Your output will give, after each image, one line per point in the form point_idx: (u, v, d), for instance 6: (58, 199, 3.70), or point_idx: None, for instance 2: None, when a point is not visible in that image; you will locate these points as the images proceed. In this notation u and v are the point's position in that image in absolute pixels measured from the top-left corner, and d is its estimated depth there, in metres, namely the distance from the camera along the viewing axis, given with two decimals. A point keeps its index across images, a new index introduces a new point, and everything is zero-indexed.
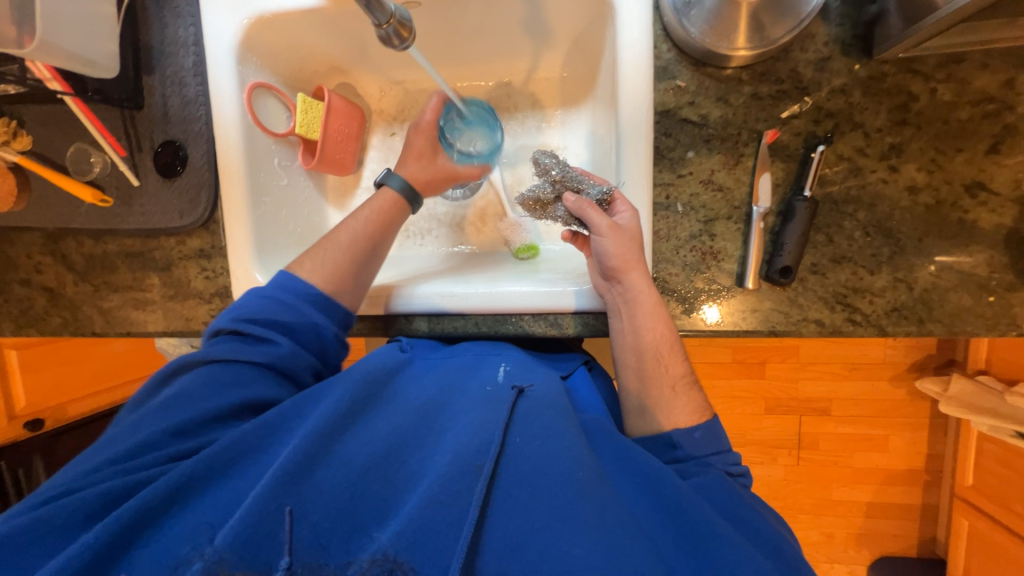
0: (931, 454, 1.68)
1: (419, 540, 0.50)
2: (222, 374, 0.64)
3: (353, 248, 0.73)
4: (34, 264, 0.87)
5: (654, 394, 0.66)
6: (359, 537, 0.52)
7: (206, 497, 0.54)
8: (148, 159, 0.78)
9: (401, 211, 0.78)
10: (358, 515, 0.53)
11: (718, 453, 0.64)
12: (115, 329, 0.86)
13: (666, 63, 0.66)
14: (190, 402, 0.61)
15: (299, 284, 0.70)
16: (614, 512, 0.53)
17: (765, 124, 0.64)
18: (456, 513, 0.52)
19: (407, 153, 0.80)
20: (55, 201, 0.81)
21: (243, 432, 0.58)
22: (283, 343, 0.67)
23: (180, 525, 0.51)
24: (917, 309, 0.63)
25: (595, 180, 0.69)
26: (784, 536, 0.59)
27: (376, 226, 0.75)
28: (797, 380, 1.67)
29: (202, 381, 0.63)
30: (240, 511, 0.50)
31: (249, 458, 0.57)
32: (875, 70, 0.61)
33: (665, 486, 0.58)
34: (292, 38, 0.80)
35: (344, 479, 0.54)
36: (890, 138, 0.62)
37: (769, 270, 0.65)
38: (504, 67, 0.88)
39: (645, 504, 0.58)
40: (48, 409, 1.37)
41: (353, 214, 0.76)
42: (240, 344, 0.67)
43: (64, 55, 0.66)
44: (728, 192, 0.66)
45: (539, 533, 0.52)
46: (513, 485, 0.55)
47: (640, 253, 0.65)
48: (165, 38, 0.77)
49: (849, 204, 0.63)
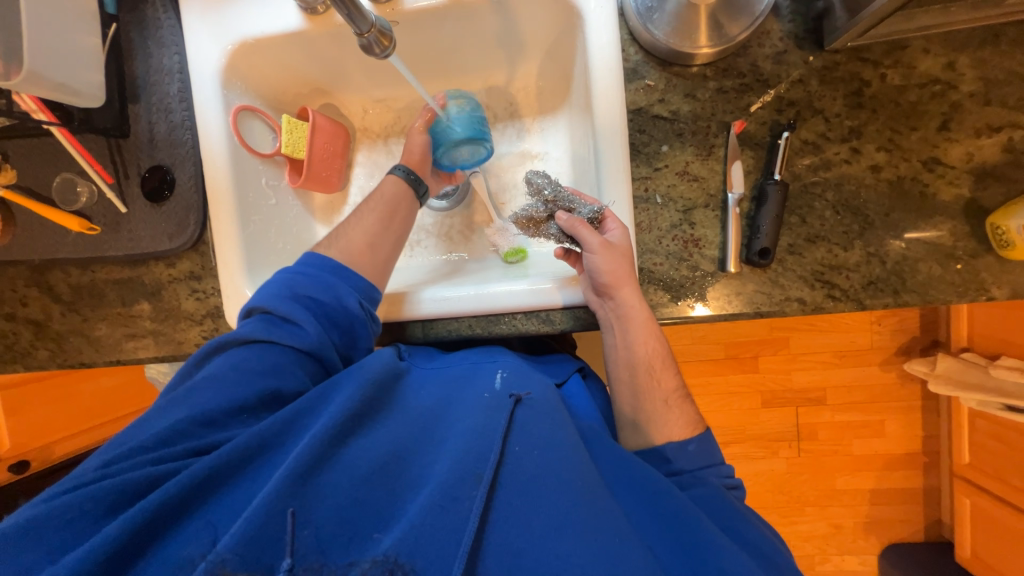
0: (927, 436, 1.71)
1: (419, 544, 0.51)
2: (253, 357, 0.64)
3: (366, 226, 0.76)
4: (20, 297, 0.86)
5: (649, 408, 0.68)
6: (360, 541, 0.52)
7: (216, 501, 0.53)
8: (135, 185, 0.79)
9: (409, 198, 0.81)
10: (359, 521, 0.54)
11: (713, 465, 0.66)
12: (105, 357, 0.85)
13: (635, 64, 0.70)
14: (217, 388, 0.61)
15: (325, 262, 0.72)
16: (611, 517, 0.55)
17: (732, 116, 0.68)
18: (455, 520, 0.53)
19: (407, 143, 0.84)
20: (41, 232, 0.81)
21: (262, 429, 0.58)
22: (308, 325, 0.67)
23: (189, 528, 0.51)
24: (891, 281, 0.66)
25: (586, 199, 0.72)
26: (776, 545, 0.61)
27: (383, 209, 0.78)
28: (790, 371, 1.69)
29: (230, 365, 0.63)
30: (244, 514, 0.49)
31: (258, 462, 0.57)
32: (828, 60, 0.65)
33: (662, 496, 0.60)
34: (275, 62, 0.83)
35: (348, 485, 0.55)
36: (849, 122, 0.65)
37: (749, 253, 0.67)
38: (482, 80, 0.92)
39: (646, 514, 0.59)
40: (34, 450, 1.27)
41: (367, 199, 0.80)
42: (271, 322, 0.67)
43: (54, 85, 0.67)
44: (703, 181, 0.69)
45: (536, 539, 0.53)
46: (512, 490, 0.56)
47: (631, 269, 0.67)
48: (150, 68, 0.79)
49: (818, 187, 0.67)
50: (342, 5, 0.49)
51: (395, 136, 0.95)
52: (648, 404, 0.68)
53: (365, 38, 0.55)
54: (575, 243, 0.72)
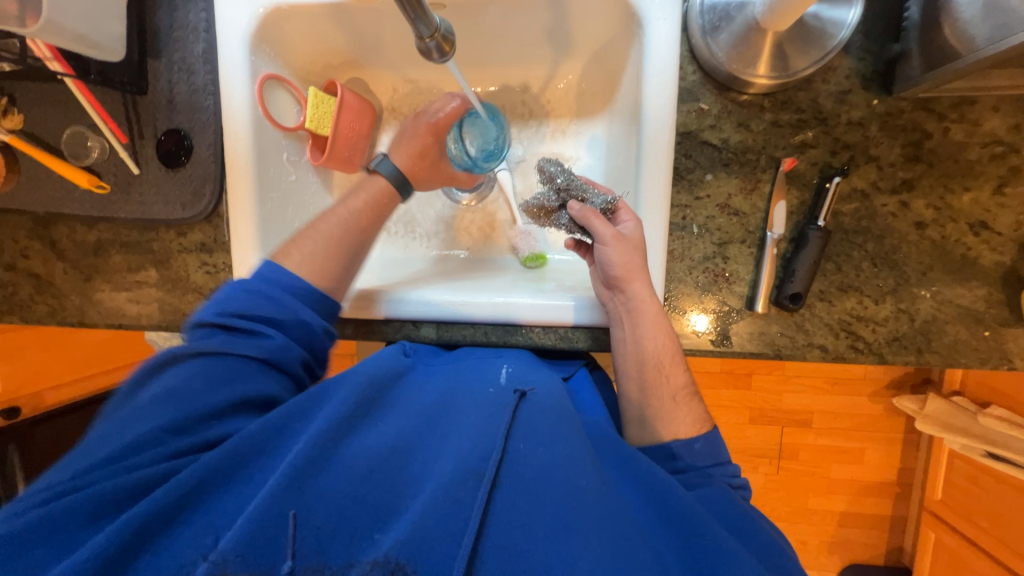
0: (902, 468, 1.75)
1: (421, 546, 0.49)
2: (217, 369, 0.62)
3: (344, 240, 0.72)
4: (21, 248, 0.83)
5: (656, 405, 0.67)
6: (361, 541, 0.51)
7: (211, 506, 0.53)
8: (150, 147, 0.75)
9: (390, 198, 0.77)
10: (357, 519, 0.52)
11: (718, 465, 0.65)
12: (106, 319, 0.83)
13: (691, 84, 0.67)
14: (174, 400, 0.59)
15: (288, 277, 0.68)
16: (616, 521, 0.53)
17: (783, 152, 0.65)
18: (456, 522, 0.51)
19: (403, 146, 0.78)
20: (48, 183, 0.78)
21: (249, 431, 0.56)
22: (271, 336, 0.65)
23: (189, 529, 0.51)
24: (916, 339, 0.66)
25: (597, 189, 0.71)
26: (783, 545, 0.60)
27: (366, 213, 0.74)
28: (781, 392, 1.72)
29: (191, 376, 0.61)
30: (242, 517, 0.49)
31: (254, 461, 0.56)
32: (892, 106, 0.62)
33: (662, 491, 0.58)
34: (308, 30, 0.78)
35: (348, 483, 0.53)
36: (902, 173, 0.63)
37: (779, 295, 0.66)
38: (521, 73, 0.87)
39: (647, 515, 0.58)
40: (25, 396, 1.26)
41: (345, 200, 0.75)
42: (230, 338, 0.64)
43: (71, 36, 0.62)
44: (744, 216, 0.66)
45: (539, 544, 0.51)
46: (516, 493, 0.54)
47: (644, 263, 0.65)
48: (174, 21, 0.73)
49: (857, 236, 0.65)
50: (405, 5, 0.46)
51: None
52: (651, 409, 0.67)
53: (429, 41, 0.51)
54: (586, 234, 0.71)
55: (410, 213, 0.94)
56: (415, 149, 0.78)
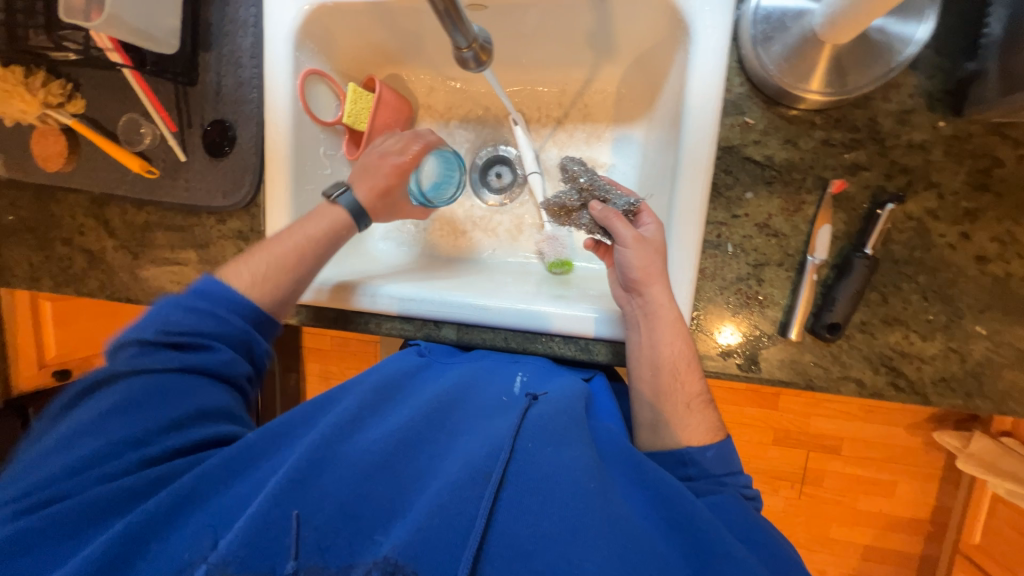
0: (937, 506, 1.65)
1: (424, 547, 0.49)
2: (152, 385, 0.61)
3: (287, 272, 0.70)
4: (78, 225, 0.89)
5: (669, 410, 0.65)
6: (365, 540, 0.51)
7: (211, 504, 0.55)
8: (197, 136, 0.78)
9: (348, 228, 0.75)
10: (362, 517, 0.53)
11: (731, 474, 0.62)
12: (149, 297, 0.87)
13: (737, 97, 0.63)
14: (128, 415, 0.59)
15: (234, 298, 0.67)
16: (622, 522, 0.53)
17: (833, 172, 0.61)
18: (462, 522, 0.52)
19: (364, 180, 0.77)
20: (104, 166, 0.83)
21: (251, 438, 0.59)
22: (217, 350, 0.64)
23: (187, 529, 0.53)
24: (966, 382, 0.61)
25: (621, 190, 0.71)
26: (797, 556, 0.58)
27: (323, 245, 0.73)
28: (809, 415, 1.65)
29: (136, 393, 0.61)
30: (248, 516, 0.51)
31: (255, 464, 0.58)
32: (961, 129, 0.57)
33: (668, 494, 0.57)
34: (351, 26, 0.79)
35: (352, 482, 0.55)
36: (965, 203, 0.58)
37: (815, 324, 0.63)
38: (560, 76, 0.86)
39: (656, 519, 0.56)
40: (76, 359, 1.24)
41: (297, 227, 0.72)
42: (169, 350, 0.64)
43: (129, 29, 0.67)
44: (783, 238, 0.63)
45: (547, 545, 0.50)
46: (521, 490, 0.54)
47: (664, 266, 0.64)
48: (226, 16, 0.75)
49: (909, 266, 0.60)
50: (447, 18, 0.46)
51: (458, 122, 0.94)
52: (665, 418, 0.65)
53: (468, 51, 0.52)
54: (607, 235, 0.69)
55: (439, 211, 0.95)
56: (377, 185, 0.78)
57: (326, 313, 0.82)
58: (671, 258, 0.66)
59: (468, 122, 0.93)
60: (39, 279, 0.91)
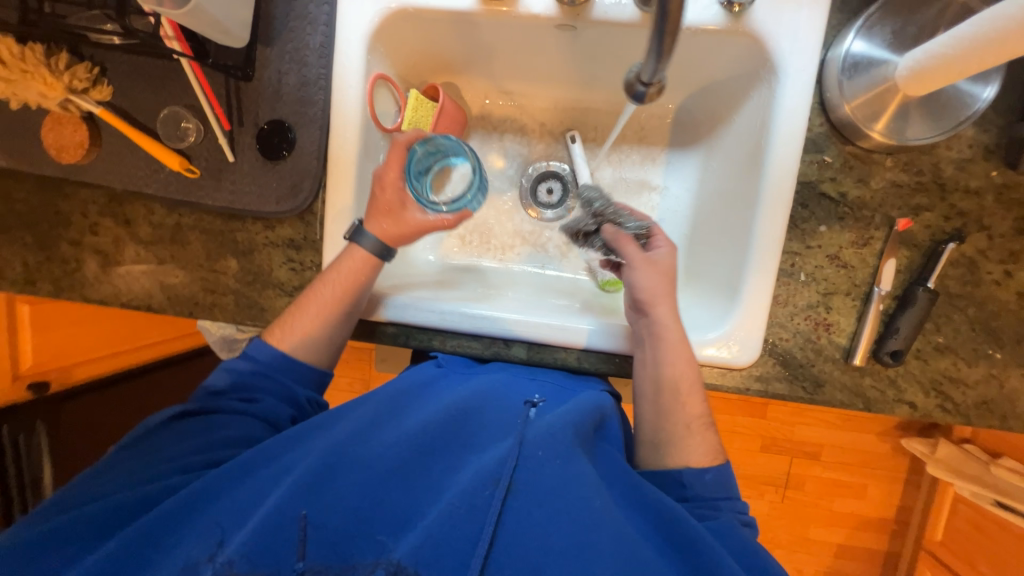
0: (902, 506, 1.80)
1: (434, 555, 0.50)
2: (207, 424, 0.67)
3: (315, 326, 0.70)
4: (90, 224, 0.79)
5: (669, 430, 0.66)
6: (375, 543, 0.52)
7: (215, 503, 0.56)
8: (249, 136, 0.73)
9: (373, 268, 0.71)
10: (372, 522, 0.53)
11: (727, 498, 0.64)
12: (175, 307, 0.79)
13: (817, 136, 0.67)
14: (182, 439, 0.65)
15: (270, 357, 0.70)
16: (628, 540, 0.54)
17: (898, 211, 0.66)
18: (471, 529, 0.52)
19: (374, 207, 0.72)
20: (132, 160, 0.75)
21: (265, 444, 0.61)
22: (264, 398, 0.69)
23: (197, 525, 0.55)
24: (1002, 405, 0.68)
25: (633, 213, 0.74)
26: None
27: (345, 290, 0.70)
28: (794, 423, 1.75)
29: (191, 429, 0.67)
30: (257, 519, 0.52)
31: (263, 465, 0.59)
32: (1010, 179, 0.64)
33: (666, 514, 0.57)
34: (421, 34, 0.76)
35: (365, 487, 0.55)
36: (1010, 244, 0.65)
37: (878, 351, 0.67)
38: (619, 98, 0.87)
39: (658, 541, 0.57)
40: (56, 370, 1.11)
41: (324, 277, 0.71)
42: (229, 398, 0.69)
43: (208, 21, 0.62)
44: (852, 270, 0.67)
45: (549, 554, 0.52)
46: (526, 500, 0.55)
47: (670, 289, 0.67)
48: (291, 10, 0.70)
49: (960, 299, 0.66)
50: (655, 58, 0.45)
51: (511, 134, 0.92)
52: (670, 434, 0.66)
53: (649, 87, 0.51)
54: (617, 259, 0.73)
55: (487, 225, 0.93)
56: (386, 206, 0.71)
57: (384, 330, 0.77)
58: (746, 284, 0.68)
59: (522, 136, 0.93)
60: (36, 283, 0.81)
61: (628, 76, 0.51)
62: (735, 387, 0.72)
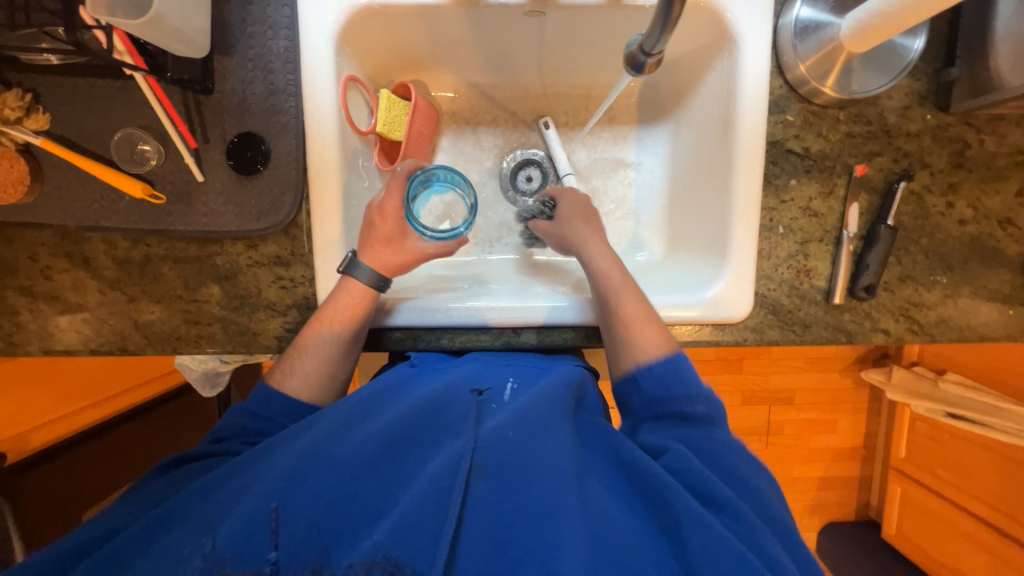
0: (867, 433, 1.98)
1: (407, 539, 0.47)
2: (191, 470, 0.61)
3: (315, 366, 0.69)
4: (41, 268, 0.72)
5: (624, 335, 0.68)
6: (349, 538, 0.49)
7: (178, 521, 0.52)
8: (217, 152, 0.68)
9: (370, 301, 0.69)
10: (343, 518, 0.50)
11: (680, 383, 0.64)
12: (154, 345, 0.74)
13: (778, 97, 0.73)
14: (160, 486, 0.60)
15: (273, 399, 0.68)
16: (601, 511, 0.52)
17: (855, 159, 0.73)
18: (444, 510, 0.50)
19: (371, 237, 0.71)
20: (82, 192, 0.68)
21: (240, 458, 0.59)
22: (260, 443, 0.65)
23: (155, 547, 0.49)
24: (960, 321, 0.76)
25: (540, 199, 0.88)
26: (777, 502, 0.58)
27: (341, 324, 0.68)
28: (768, 373, 1.88)
29: (174, 476, 0.61)
30: (221, 523, 0.49)
31: (234, 474, 0.56)
32: (942, 121, 0.72)
33: (639, 471, 0.56)
34: (387, 31, 0.75)
35: (336, 482, 0.52)
36: (949, 178, 0.73)
37: (853, 288, 0.74)
38: (585, 81, 0.89)
39: (634, 508, 0.55)
40: (9, 439, 1.06)
41: (320, 313, 0.69)
42: (230, 442, 0.65)
43: (167, 31, 0.58)
44: (822, 217, 0.74)
45: (520, 531, 0.49)
46: (500, 477, 0.53)
47: (583, 222, 0.77)
48: (249, 16, 0.67)
49: (914, 232, 0.74)
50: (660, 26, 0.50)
51: (484, 126, 0.92)
52: (616, 336, 0.69)
53: (651, 57, 0.55)
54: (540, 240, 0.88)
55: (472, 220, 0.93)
56: (384, 237, 0.71)
57: (390, 335, 0.76)
58: (732, 242, 0.73)
59: (496, 127, 0.92)
60: None
61: (630, 49, 0.57)
62: (736, 341, 0.76)
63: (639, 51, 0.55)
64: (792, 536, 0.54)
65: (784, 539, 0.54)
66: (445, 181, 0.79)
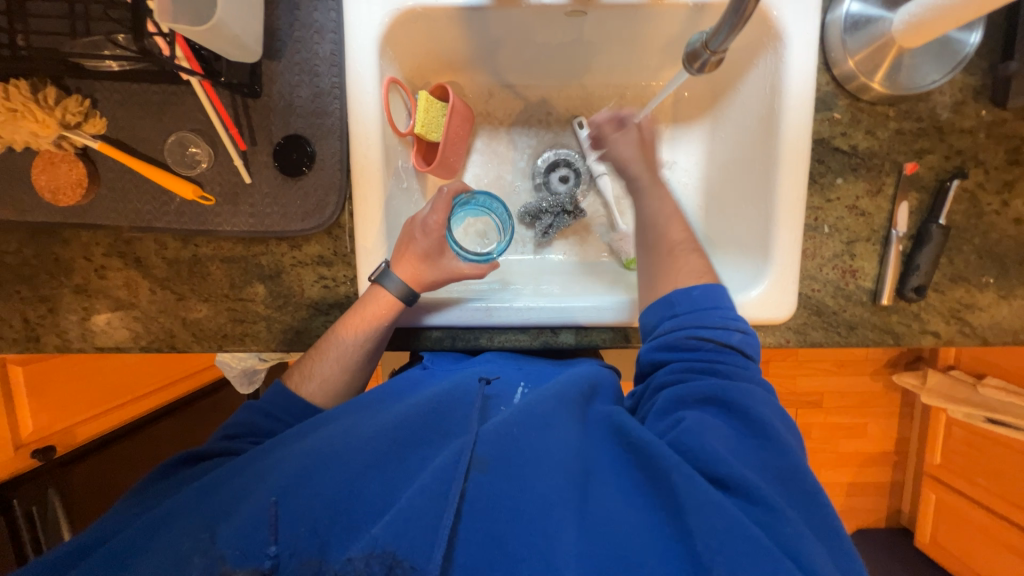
0: (900, 438, 1.91)
1: (408, 532, 0.48)
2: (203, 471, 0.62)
3: (335, 371, 0.70)
4: (96, 266, 0.74)
5: (658, 261, 0.70)
6: (355, 532, 0.51)
7: (181, 520, 0.53)
8: (264, 154, 0.70)
9: (395, 312, 0.70)
10: (349, 513, 0.52)
11: (718, 308, 0.63)
12: (202, 342, 0.76)
13: (825, 94, 0.72)
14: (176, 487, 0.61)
15: (294, 407, 0.69)
16: (605, 506, 0.52)
17: (905, 157, 0.71)
18: (441, 500, 0.51)
19: (408, 250, 0.70)
20: (134, 194, 0.70)
21: (256, 450, 0.61)
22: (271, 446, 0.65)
23: (158, 549, 0.51)
24: (1013, 322, 0.73)
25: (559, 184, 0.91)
26: (796, 456, 0.55)
27: (366, 334, 0.69)
28: (795, 375, 1.84)
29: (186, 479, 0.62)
30: (235, 515, 0.52)
31: (249, 464, 0.59)
32: (997, 116, 0.70)
33: (639, 454, 0.54)
34: (427, 34, 0.76)
35: (344, 480, 0.54)
36: (1004, 175, 0.71)
37: (902, 288, 0.72)
38: (622, 80, 0.89)
39: (638, 495, 0.53)
40: (58, 433, 1.13)
41: (346, 323, 0.70)
42: (243, 440, 0.65)
43: (226, 36, 0.60)
44: (870, 217, 0.72)
45: (518, 523, 0.50)
46: (501, 472, 0.53)
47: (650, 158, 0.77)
48: (297, 21, 0.69)
49: (967, 231, 0.72)
50: (727, 27, 0.50)
51: (518, 126, 0.92)
52: (661, 263, 0.69)
53: (713, 56, 0.55)
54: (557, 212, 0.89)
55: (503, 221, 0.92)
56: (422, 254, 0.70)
57: (429, 334, 0.77)
58: (776, 241, 0.72)
59: (530, 127, 0.92)
60: (39, 337, 0.75)
61: (692, 46, 0.57)
62: (778, 342, 0.75)
63: (703, 48, 0.55)
64: (803, 491, 0.53)
65: (799, 499, 0.52)
66: (481, 206, 0.79)
